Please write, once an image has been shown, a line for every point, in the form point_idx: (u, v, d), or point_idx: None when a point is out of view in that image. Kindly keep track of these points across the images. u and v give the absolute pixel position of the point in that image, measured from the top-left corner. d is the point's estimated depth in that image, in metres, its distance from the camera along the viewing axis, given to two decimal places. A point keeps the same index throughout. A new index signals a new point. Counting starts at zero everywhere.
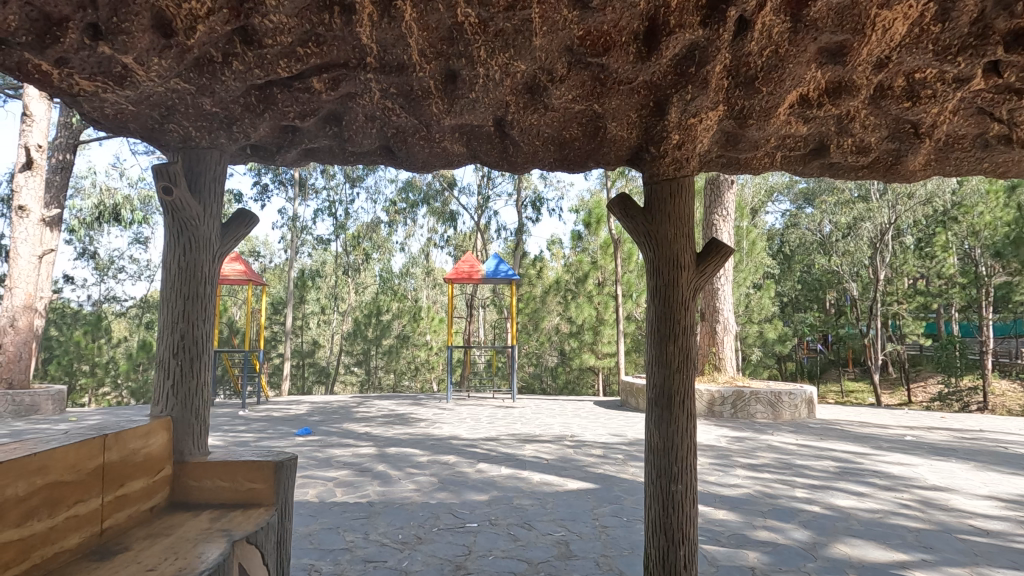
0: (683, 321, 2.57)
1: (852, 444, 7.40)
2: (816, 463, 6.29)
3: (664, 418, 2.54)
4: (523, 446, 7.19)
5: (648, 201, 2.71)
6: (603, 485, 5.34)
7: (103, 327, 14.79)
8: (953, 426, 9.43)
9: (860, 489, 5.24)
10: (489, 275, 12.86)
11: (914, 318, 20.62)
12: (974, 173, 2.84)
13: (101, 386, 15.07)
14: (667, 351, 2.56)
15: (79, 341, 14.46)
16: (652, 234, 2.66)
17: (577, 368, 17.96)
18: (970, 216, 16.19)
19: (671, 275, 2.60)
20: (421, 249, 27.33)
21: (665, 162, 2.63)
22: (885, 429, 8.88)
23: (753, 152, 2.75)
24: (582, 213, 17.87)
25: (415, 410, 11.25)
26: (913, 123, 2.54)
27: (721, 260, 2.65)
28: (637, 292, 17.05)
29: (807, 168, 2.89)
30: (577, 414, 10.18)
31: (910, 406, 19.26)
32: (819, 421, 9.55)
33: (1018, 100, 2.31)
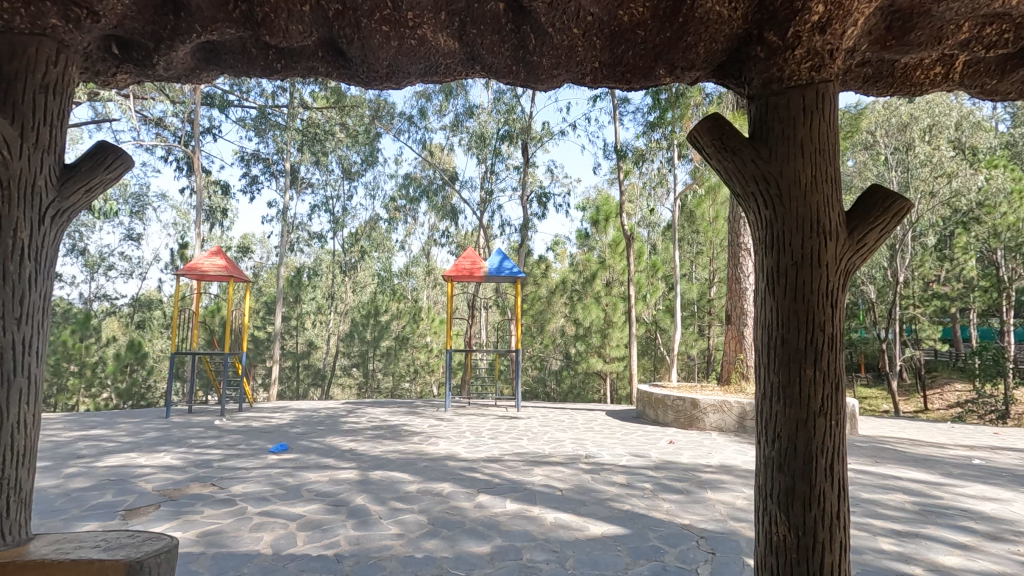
0: (826, 329, 1.49)
1: (916, 470, 6.27)
2: (887, 497, 5.15)
3: (798, 495, 1.47)
4: (532, 472, 6.07)
5: (758, 129, 1.62)
6: (633, 529, 4.23)
7: (92, 326, 13.30)
8: (1018, 446, 8.26)
9: (960, 539, 4.11)
10: (493, 273, 11.71)
11: (932, 323, 19.51)
12: None
13: (93, 388, 13.59)
14: (800, 379, 1.49)
15: (65, 340, 12.93)
16: (773, 175, 1.55)
17: (583, 373, 16.91)
18: (992, 217, 15.10)
19: (806, 246, 1.51)
20: (421, 248, 26.21)
21: (796, 59, 1.55)
22: (943, 450, 7.74)
23: (929, 50, 1.68)
24: (590, 210, 16.82)
25: (410, 421, 10.16)
26: None
27: (888, 224, 1.55)
28: (648, 293, 16.02)
29: (1004, 85, 1.81)
30: (591, 427, 9.08)
31: (933, 415, 18.13)
32: (863, 438, 8.42)
33: None
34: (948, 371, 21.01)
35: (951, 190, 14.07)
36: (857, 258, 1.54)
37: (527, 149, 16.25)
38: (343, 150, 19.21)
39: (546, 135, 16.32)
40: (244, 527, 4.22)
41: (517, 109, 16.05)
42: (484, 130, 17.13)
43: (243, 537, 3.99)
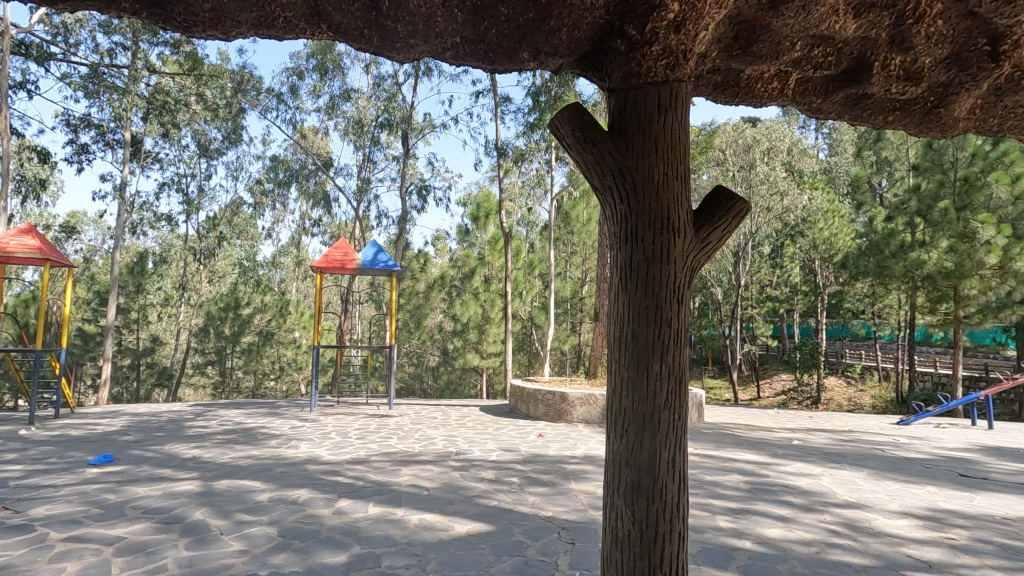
0: (672, 324, 1.51)
1: (750, 453, 7.03)
2: (726, 478, 5.69)
3: (643, 488, 1.48)
4: (400, 472, 5.84)
5: (615, 123, 1.61)
6: (498, 526, 4.21)
7: None
8: (827, 428, 9.61)
9: (781, 512, 4.63)
10: (366, 265, 11.14)
11: (765, 322, 22.26)
12: (1009, 133, 2.16)
13: None
14: (647, 375, 1.50)
15: None
16: (628, 170, 1.55)
17: (460, 368, 16.87)
18: (813, 231, 17.48)
19: (655, 242, 1.52)
20: (290, 237, 24.43)
21: (652, 55, 1.55)
22: (771, 433, 8.78)
23: (768, 64, 1.78)
24: (470, 206, 16.88)
25: (269, 423, 9.34)
26: (992, 35, 1.70)
27: (730, 222, 1.62)
28: (524, 290, 16.33)
29: (826, 105, 2.00)
30: (464, 424, 9.03)
31: (765, 402, 20.69)
32: (709, 425, 9.27)
33: None
34: (776, 364, 24.12)
35: (781, 206, 16.10)
36: (701, 256, 1.59)
37: (408, 139, 15.81)
38: (199, 124, 17.23)
39: (428, 128, 16.02)
40: (41, 558, 3.52)
41: (398, 98, 15.45)
42: (363, 117, 16.30)
43: (37, 571, 3.32)
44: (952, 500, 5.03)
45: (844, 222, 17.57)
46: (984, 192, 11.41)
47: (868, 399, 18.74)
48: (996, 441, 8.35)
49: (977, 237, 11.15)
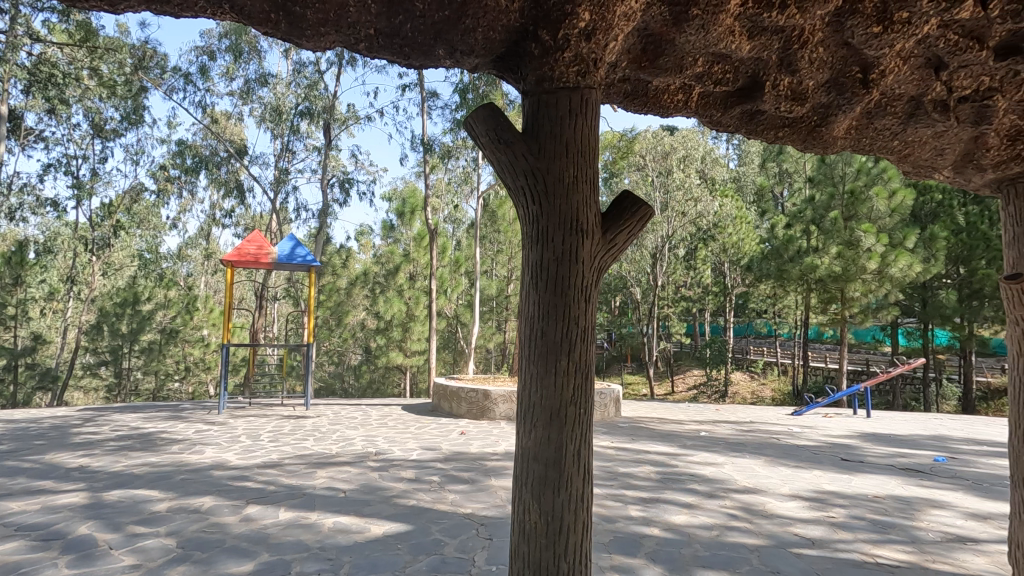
0: (580, 322, 1.57)
1: (661, 445, 7.40)
2: (638, 470, 5.96)
3: (549, 480, 1.53)
4: (314, 475, 5.64)
5: (529, 125, 1.65)
6: (416, 525, 4.17)
7: None
8: (731, 420, 10.29)
9: (687, 500, 4.92)
10: (282, 259, 10.61)
11: (679, 320, 23.47)
12: (880, 153, 2.43)
13: None
14: (556, 371, 1.55)
15: None
16: (541, 171, 1.59)
17: (382, 367, 16.49)
18: (723, 235, 18.65)
19: (565, 242, 1.57)
20: (198, 228, 22.80)
21: (564, 61, 1.59)
22: (681, 426, 9.27)
23: (674, 76, 1.89)
24: (395, 201, 16.55)
25: (170, 427, 8.68)
26: (864, 65, 1.91)
27: (636, 225, 1.70)
28: (449, 288, 16.20)
29: (726, 118, 2.15)
30: (384, 423, 8.85)
31: (678, 396, 21.83)
32: (625, 419, 9.65)
33: (978, 53, 1.84)
34: (689, 360, 25.50)
35: (695, 212, 17.04)
36: (608, 256, 1.65)
37: (330, 130, 15.20)
38: (93, 101, 15.65)
39: (352, 119, 15.50)
40: None
41: (320, 86, 14.83)
42: (282, 103, 15.46)
43: None
44: (834, 482, 5.56)
45: (750, 229, 18.89)
46: (867, 205, 12.78)
47: (768, 392, 20.28)
48: (872, 427, 9.33)
49: (860, 245, 12.39)
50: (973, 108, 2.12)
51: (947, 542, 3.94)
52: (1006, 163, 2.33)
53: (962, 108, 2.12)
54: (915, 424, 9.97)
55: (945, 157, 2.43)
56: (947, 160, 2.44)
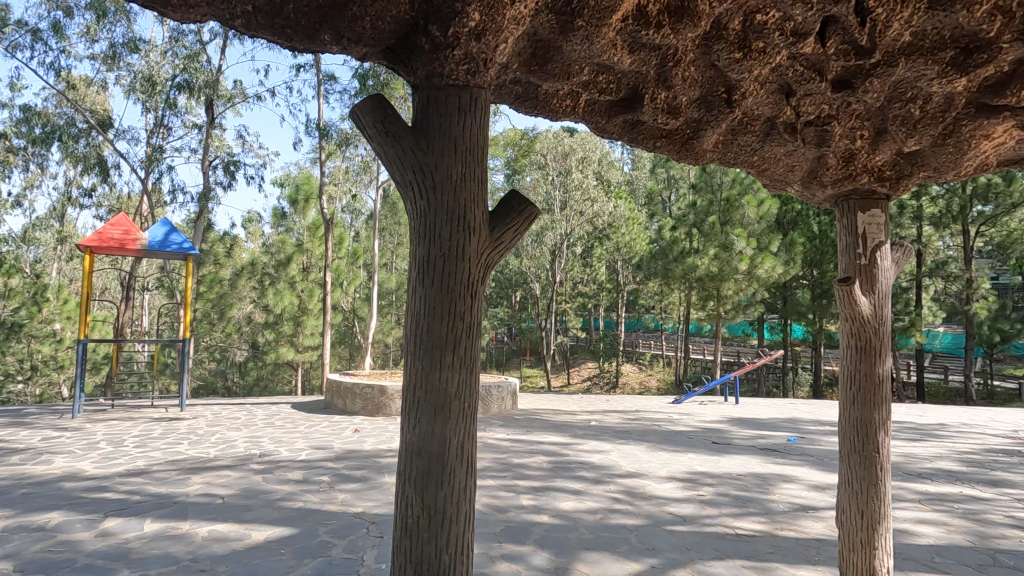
0: (465, 317, 1.60)
1: (554, 435, 7.68)
2: (531, 460, 6.15)
3: (432, 474, 1.55)
4: (188, 481, 5.19)
5: (417, 120, 1.65)
6: (302, 528, 3.99)
7: None
8: (620, 409, 10.91)
9: (575, 487, 5.16)
10: (154, 245, 9.57)
11: (576, 315, 24.41)
12: (743, 168, 2.70)
13: None
14: (441, 365, 1.57)
15: None
16: (428, 167, 1.60)
17: (271, 363, 15.54)
18: (617, 235, 19.66)
19: (451, 238, 1.59)
20: (50, 208, 19.95)
21: (454, 59, 1.60)
22: (574, 416, 9.66)
23: (561, 82, 1.97)
24: (288, 188, 15.53)
25: (8, 435, 7.53)
26: (728, 86, 2.13)
27: (522, 224, 1.74)
28: (346, 280, 15.57)
29: (610, 126, 2.27)
30: (271, 423, 8.35)
31: (573, 387, 22.76)
32: (521, 412, 9.88)
33: (819, 84, 2.11)
34: (584, 353, 26.64)
35: (592, 212, 17.77)
36: (495, 254, 1.68)
37: (213, 108, 13.93)
38: None
39: (238, 97, 14.33)
40: None
41: (201, 58, 13.53)
42: (156, 73, 13.90)
43: None
44: (705, 463, 6.10)
45: (641, 230, 20.07)
46: (739, 212, 14.13)
47: (654, 383, 21.76)
48: (739, 413, 10.35)
49: (733, 248, 13.67)
50: (816, 131, 2.43)
51: (793, 511, 4.50)
52: (841, 181, 2.68)
53: (808, 131, 2.42)
54: (774, 409, 11.19)
55: (795, 173, 2.75)
56: (796, 176, 2.77)
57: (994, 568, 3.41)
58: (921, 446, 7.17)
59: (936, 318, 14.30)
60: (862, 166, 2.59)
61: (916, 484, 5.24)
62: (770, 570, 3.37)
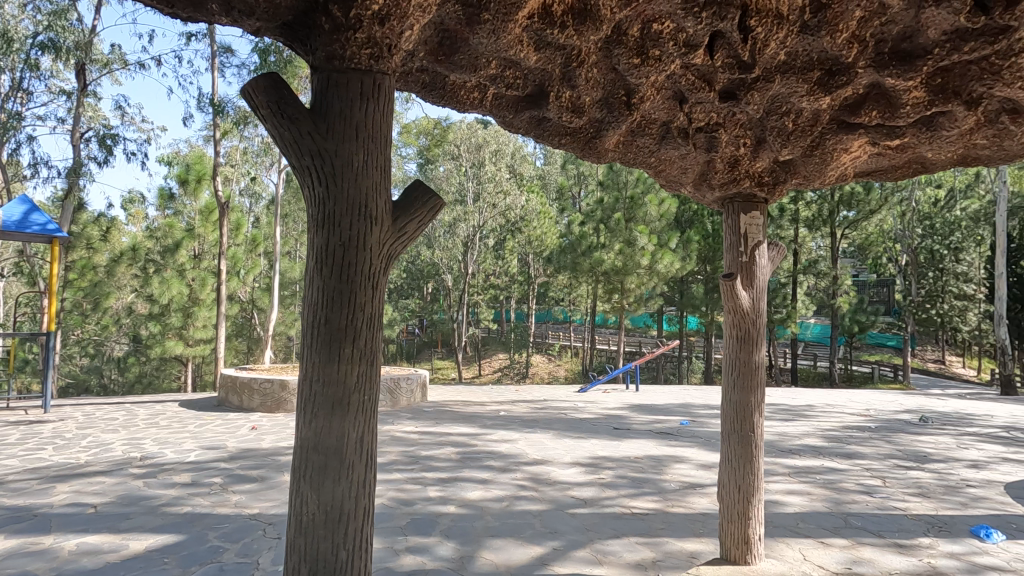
0: (365, 309, 1.57)
1: (463, 426, 7.71)
2: (439, 452, 6.14)
3: (330, 469, 1.51)
4: (51, 491, 4.64)
5: (316, 103, 1.59)
6: (190, 534, 3.72)
7: None
8: (528, 399, 11.16)
9: (483, 476, 5.23)
10: (10, 225, 8.37)
11: (487, 307, 24.56)
12: (642, 168, 2.86)
13: None
14: (339, 359, 1.53)
15: None
16: (327, 153, 1.55)
17: (157, 358, 14.20)
18: (528, 229, 19.97)
19: (351, 227, 1.55)
20: None
21: (356, 42, 1.55)
22: (484, 407, 9.75)
23: (468, 74, 1.97)
24: (177, 167, 14.17)
25: None
26: (627, 89, 2.24)
27: (426, 214, 1.71)
28: (244, 269, 14.53)
29: (517, 121, 2.30)
30: (154, 423, 7.64)
31: (485, 378, 22.93)
32: (431, 404, 9.81)
33: (708, 93, 2.29)
34: (495, 344, 26.91)
35: (504, 204, 17.84)
36: (398, 245, 1.65)
37: (86, 73, 12.40)
38: None
39: (116, 63, 12.86)
40: None
41: (70, 15, 11.95)
42: (12, 27, 12.09)
43: None
44: (606, 448, 6.42)
45: (551, 224, 20.53)
46: (642, 210, 14.91)
47: (562, 373, 22.47)
48: (639, 400, 10.96)
49: (636, 244, 14.42)
50: (706, 137, 2.62)
51: (683, 489, 4.86)
52: (727, 184, 2.92)
53: (699, 136, 2.60)
54: (670, 395, 11.97)
55: (687, 175, 2.95)
56: (689, 177, 2.97)
57: (847, 529, 3.90)
58: (792, 425, 8.01)
59: (808, 310, 15.93)
60: (745, 172, 2.83)
61: (787, 459, 5.86)
62: (661, 544, 3.62)
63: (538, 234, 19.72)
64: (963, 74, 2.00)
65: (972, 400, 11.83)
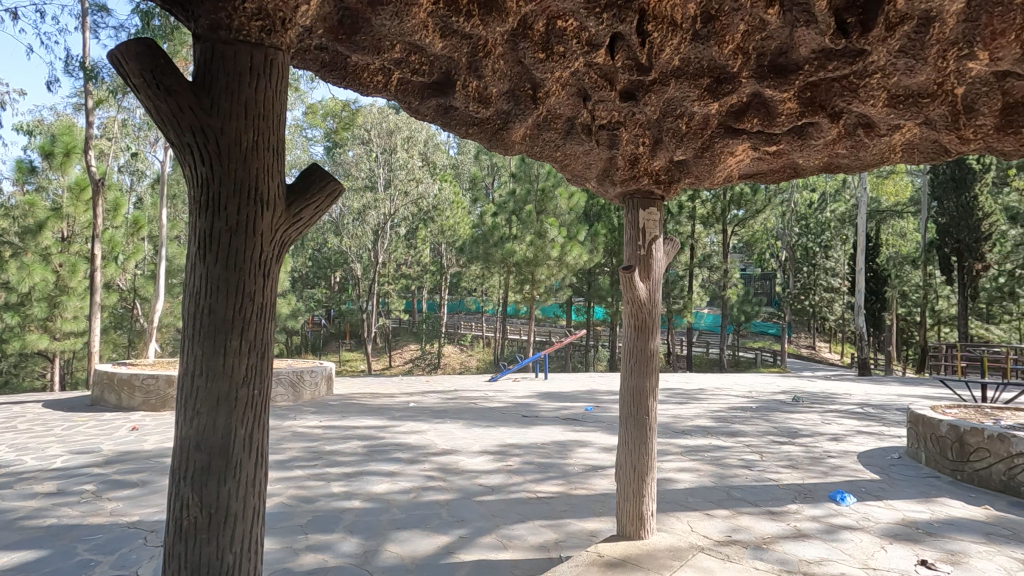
0: (255, 299, 1.48)
1: (371, 419, 7.53)
2: (344, 446, 5.96)
3: (215, 467, 1.42)
4: None
5: (199, 75, 1.47)
6: (53, 549, 3.33)
7: None
8: (438, 390, 11.10)
9: (390, 468, 5.15)
10: None
11: (398, 297, 24.05)
12: (548, 162, 2.92)
13: None
14: (225, 352, 1.44)
15: None
16: (212, 131, 1.44)
17: (14, 354, 12.47)
18: (441, 218, 19.84)
19: (237, 211, 1.45)
20: None
21: (245, 13, 1.44)
22: (392, 399, 9.58)
23: (371, 56, 1.90)
24: (39, 136, 12.43)
25: None
26: (533, 84, 2.29)
27: (324, 200, 1.64)
28: (124, 255, 13.11)
29: (423, 108, 2.27)
30: (11, 427, 6.74)
31: (394, 370, 22.48)
32: (336, 397, 9.48)
33: (610, 93, 2.39)
34: (406, 335, 26.45)
35: (416, 192, 17.44)
36: (292, 232, 1.57)
37: None
38: None
39: None
40: None
41: None
42: None
43: None
44: (514, 436, 6.55)
45: (464, 214, 20.47)
46: (553, 202, 15.30)
47: (473, 363, 22.57)
48: (547, 388, 11.28)
49: (546, 236, 14.77)
50: (608, 134, 2.73)
51: (586, 472, 5.08)
52: (628, 181, 3.06)
53: (602, 134, 2.71)
54: (577, 383, 12.44)
55: (591, 171, 3.06)
56: (593, 173, 3.08)
57: (729, 501, 4.28)
58: (686, 407, 8.63)
59: (702, 301, 17.13)
60: (645, 170, 2.98)
61: (680, 439, 6.29)
62: (563, 525, 3.77)
63: (451, 224, 19.60)
64: (828, 90, 2.24)
65: (835, 381, 13.37)
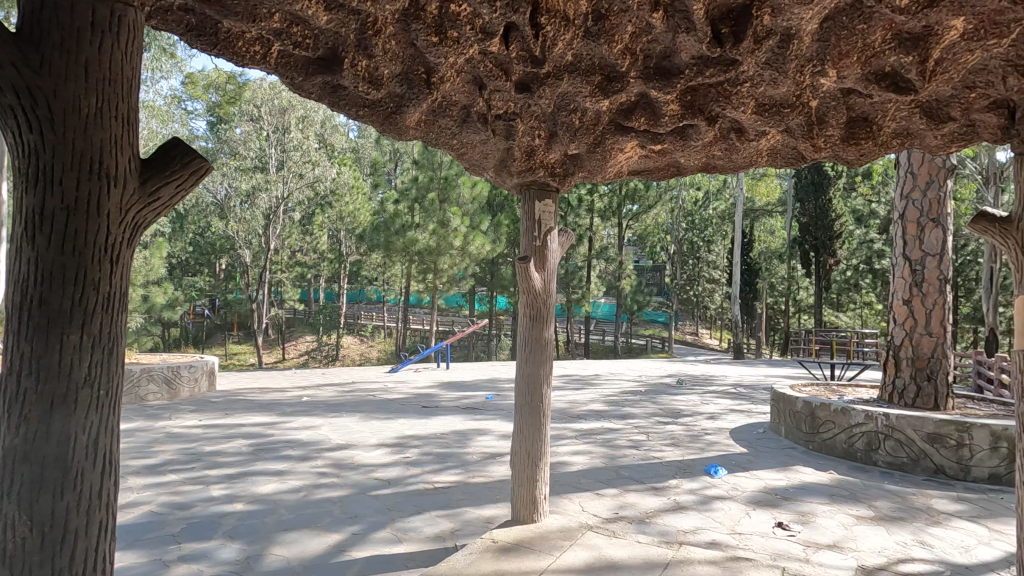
0: (100, 288, 1.31)
1: (259, 416, 7.06)
2: (227, 446, 5.54)
3: (51, 479, 1.25)
4: None
5: (24, 27, 1.26)
6: None
7: None
8: (334, 383, 10.64)
9: (279, 467, 4.86)
10: None
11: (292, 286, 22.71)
12: (444, 150, 2.88)
13: None
14: (61, 347, 1.26)
15: None
16: (43, 92, 1.25)
17: None
18: (339, 203, 18.96)
19: (76, 186, 1.28)
20: None
21: None
22: (283, 394, 9.04)
23: (244, 23, 1.74)
24: None
25: None
26: (427, 68, 2.23)
27: (188, 180, 1.47)
28: None
29: (307, 85, 2.12)
30: None
31: (287, 363, 21.20)
32: (219, 393, 8.76)
33: (505, 82, 2.39)
34: (301, 326, 25.06)
35: (312, 175, 16.35)
36: (146, 212, 1.40)
37: None
38: None
39: None
40: None
41: None
42: None
43: None
44: (414, 427, 6.46)
45: (365, 200, 19.68)
46: (456, 191, 15.16)
47: (374, 354, 21.95)
48: (448, 378, 11.23)
49: (449, 225, 14.66)
50: (504, 124, 2.75)
51: (484, 460, 5.13)
52: (524, 172, 3.08)
53: (497, 123, 2.71)
54: (478, 372, 12.50)
55: (488, 160, 3.06)
56: (490, 163, 3.08)
57: (617, 480, 4.53)
58: (581, 393, 9.00)
59: (600, 290, 17.91)
60: (540, 162, 3.03)
61: (575, 424, 6.55)
62: (459, 514, 3.78)
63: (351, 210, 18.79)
64: (705, 95, 2.39)
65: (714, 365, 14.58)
